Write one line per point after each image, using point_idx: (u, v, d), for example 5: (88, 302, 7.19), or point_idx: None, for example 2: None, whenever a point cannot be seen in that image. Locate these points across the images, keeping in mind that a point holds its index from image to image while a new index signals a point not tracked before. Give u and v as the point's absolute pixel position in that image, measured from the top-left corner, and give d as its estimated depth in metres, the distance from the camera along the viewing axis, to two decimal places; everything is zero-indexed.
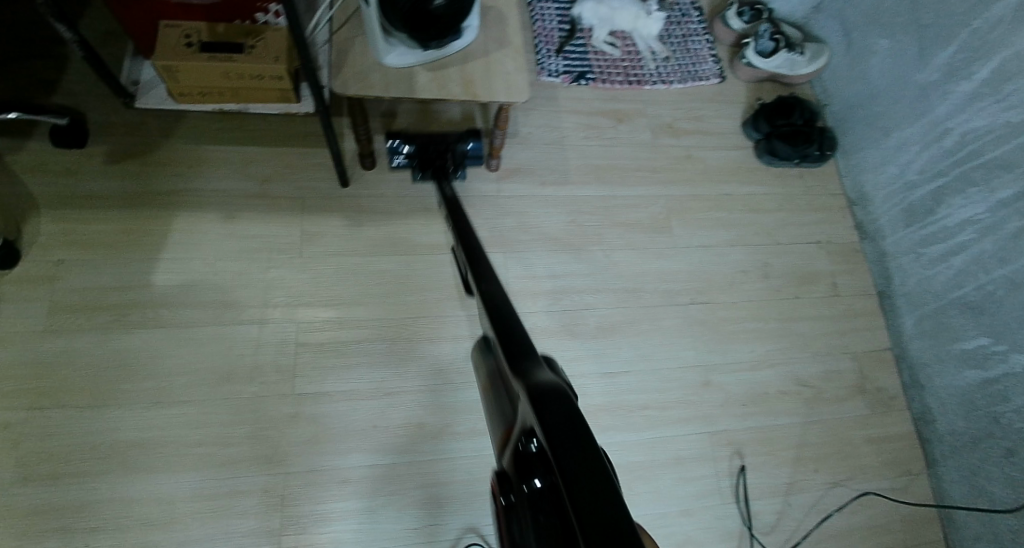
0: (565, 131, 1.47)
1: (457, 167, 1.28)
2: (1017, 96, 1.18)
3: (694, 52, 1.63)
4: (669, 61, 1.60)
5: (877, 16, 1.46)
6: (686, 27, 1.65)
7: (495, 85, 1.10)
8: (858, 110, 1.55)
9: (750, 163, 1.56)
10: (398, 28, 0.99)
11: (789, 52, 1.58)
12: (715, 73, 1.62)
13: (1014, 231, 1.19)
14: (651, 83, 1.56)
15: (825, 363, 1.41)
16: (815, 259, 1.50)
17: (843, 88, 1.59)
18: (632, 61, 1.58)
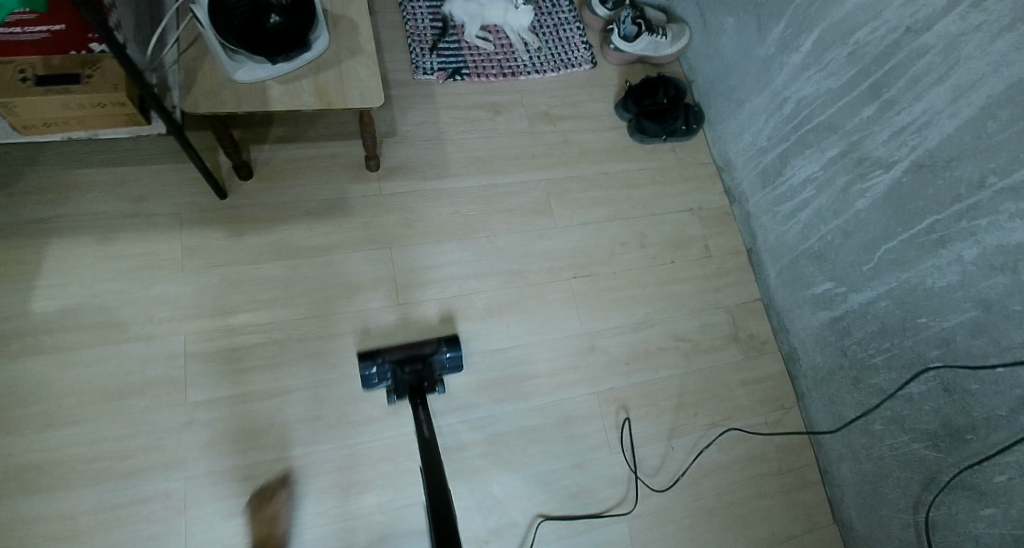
0: (443, 126, 1.53)
1: (436, 380, 1.25)
2: (834, 64, 1.31)
3: (565, 41, 1.70)
4: (542, 52, 1.67)
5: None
6: (557, 16, 1.72)
7: (350, 93, 1.17)
8: (717, 83, 1.67)
9: (624, 141, 1.67)
10: (241, 48, 1.07)
11: (652, 35, 1.67)
12: (587, 59, 1.70)
13: (843, 186, 1.34)
14: (526, 74, 1.63)
15: (700, 319, 1.54)
16: (688, 225, 1.63)
17: (703, 65, 1.71)
18: (507, 54, 1.64)
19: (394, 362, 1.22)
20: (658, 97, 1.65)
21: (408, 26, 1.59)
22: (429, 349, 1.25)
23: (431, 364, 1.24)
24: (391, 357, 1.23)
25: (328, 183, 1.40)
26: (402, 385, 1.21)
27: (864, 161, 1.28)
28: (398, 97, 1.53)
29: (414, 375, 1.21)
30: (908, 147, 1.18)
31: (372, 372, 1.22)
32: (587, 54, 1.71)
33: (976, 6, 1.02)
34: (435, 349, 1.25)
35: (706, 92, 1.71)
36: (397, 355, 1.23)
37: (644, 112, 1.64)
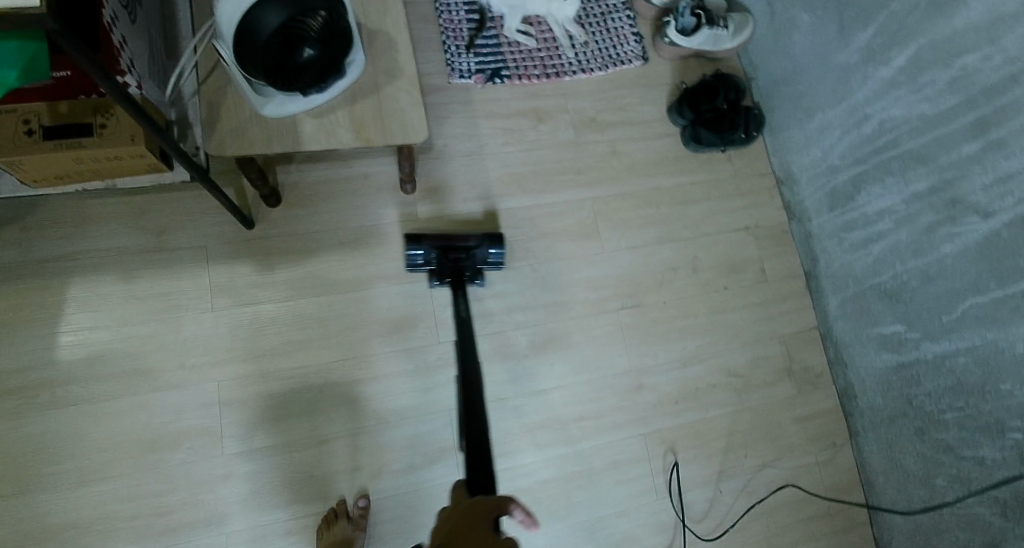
0: (482, 138, 1.40)
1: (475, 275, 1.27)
2: (932, 88, 1.14)
3: (614, 33, 1.52)
4: (588, 47, 1.49)
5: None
6: (605, 3, 1.53)
7: (388, 126, 1.04)
8: (783, 86, 1.49)
9: (678, 151, 1.53)
10: (274, 83, 0.92)
11: (711, 27, 1.48)
12: (638, 54, 1.52)
13: (927, 225, 1.21)
14: (571, 74, 1.47)
15: (753, 351, 1.45)
16: (743, 246, 1.51)
17: (768, 63, 1.52)
18: (549, 50, 1.47)
19: (437, 247, 1.24)
20: (717, 101, 1.48)
21: (441, 19, 1.44)
22: (473, 243, 1.24)
23: (473, 257, 1.25)
24: (433, 239, 1.23)
25: (362, 208, 1.29)
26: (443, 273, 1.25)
27: (956, 204, 1.14)
28: (431, 105, 1.39)
29: (453, 269, 1.24)
30: (1014, 198, 1.05)
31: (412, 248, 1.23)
32: (638, 48, 1.53)
33: None
34: (480, 247, 1.24)
35: (769, 94, 1.53)
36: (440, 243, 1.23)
37: (700, 119, 1.48)
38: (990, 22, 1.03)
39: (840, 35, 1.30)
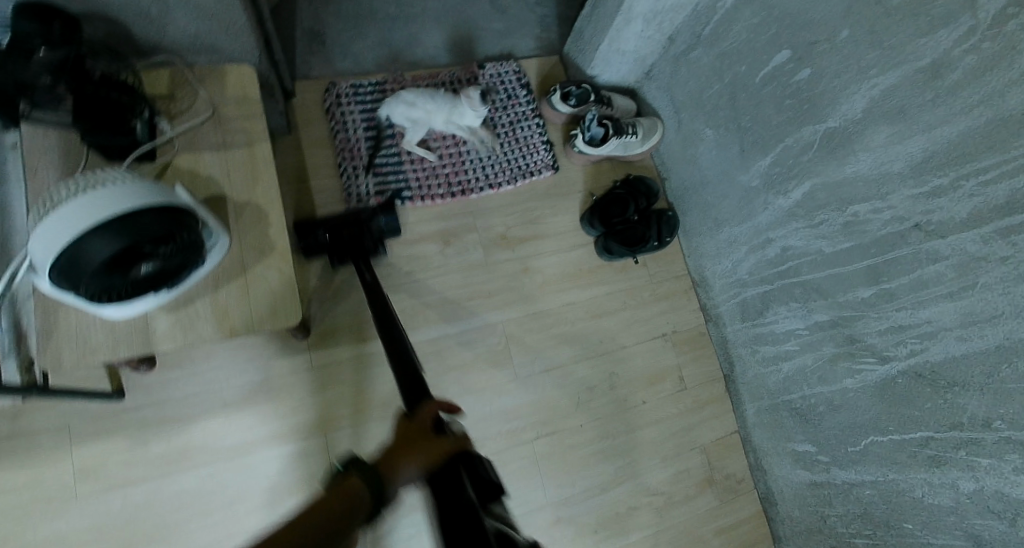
0: (382, 270, 1.33)
1: (376, 242, 1.23)
2: (829, 226, 1.13)
3: (524, 143, 1.46)
4: (496, 161, 1.44)
5: (700, 101, 1.36)
6: (514, 111, 1.47)
7: (257, 311, 0.96)
8: (692, 191, 1.47)
9: (591, 259, 1.48)
10: (101, 303, 0.82)
11: (622, 138, 1.45)
12: (548, 164, 1.47)
13: (830, 356, 1.20)
14: (479, 190, 1.41)
15: (674, 465, 1.43)
16: (661, 355, 1.48)
17: (677, 166, 1.50)
18: (455, 166, 1.41)
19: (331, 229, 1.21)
20: (622, 210, 1.46)
21: (338, 139, 1.34)
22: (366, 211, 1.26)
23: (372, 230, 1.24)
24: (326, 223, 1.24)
25: (249, 362, 1.21)
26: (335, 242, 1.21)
27: (855, 342, 1.14)
28: None
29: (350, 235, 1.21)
30: (907, 349, 1.05)
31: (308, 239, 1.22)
32: (550, 156, 1.48)
33: (1003, 235, 0.87)
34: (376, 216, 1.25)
35: (681, 197, 1.51)
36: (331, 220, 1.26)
37: (609, 229, 1.45)
38: (878, 177, 1.02)
39: (742, 159, 1.29)
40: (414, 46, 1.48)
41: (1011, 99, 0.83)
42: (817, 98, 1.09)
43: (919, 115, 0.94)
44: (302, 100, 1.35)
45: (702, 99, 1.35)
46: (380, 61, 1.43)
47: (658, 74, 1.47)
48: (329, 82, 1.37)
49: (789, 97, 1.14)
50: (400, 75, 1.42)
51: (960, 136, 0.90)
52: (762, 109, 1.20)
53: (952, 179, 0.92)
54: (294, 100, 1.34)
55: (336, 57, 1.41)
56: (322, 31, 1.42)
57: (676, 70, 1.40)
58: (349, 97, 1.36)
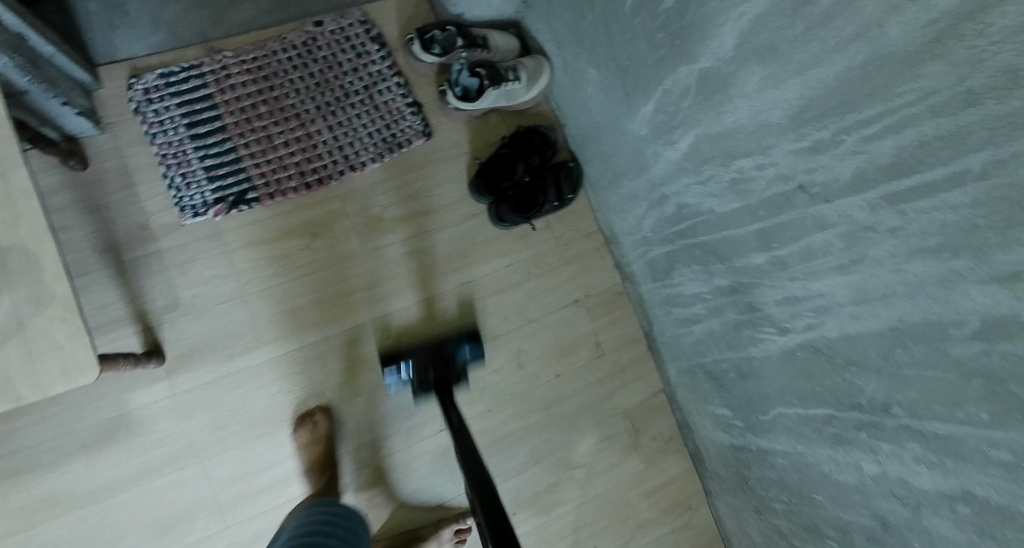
0: (241, 276, 1.18)
1: (457, 379, 1.21)
2: (716, 182, 0.99)
3: (383, 110, 1.29)
4: (354, 136, 1.27)
5: (579, 36, 1.15)
6: (368, 72, 1.29)
7: (43, 373, 0.80)
8: (590, 140, 1.30)
9: (486, 227, 1.34)
10: None
11: (501, 88, 1.25)
12: (419, 131, 1.30)
13: (735, 322, 1.08)
14: (338, 175, 1.25)
15: (596, 434, 1.34)
16: (575, 323, 1.36)
17: (572, 112, 1.31)
18: (306, 150, 1.24)
19: (416, 365, 1.17)
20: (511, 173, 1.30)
21: (157, 145, 1.17)
22: (450, 347, 1.21)
23: (455, 366, 1.20)
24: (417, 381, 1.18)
25: (103, 397, 1.08)
26: (428, 385, 1.17)
27: (755, 310, 1.01)
28: (167, 250, 1.16)
29: (438, 376, 1.17)
30: (803, 321, 0.92)
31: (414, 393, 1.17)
32: (418, 121, 1.31)
33: (891, 201, 0.71)
34: (455, 348, 1.21)
35: (580, 146, 1.34)
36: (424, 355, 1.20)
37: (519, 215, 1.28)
38: (758, 128, 0.85)
39: (631, 105, 1.10)
40: (246, 5, 1.26)
41: (892, 31, 0.63)
42: (687, 32, 0.90)
43: (791, 53, 0.75)
44: (106, 91, 1.17)
45: (580, 32, 1.14)
46: (208, 32, 1.24)
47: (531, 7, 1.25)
48: (132, 75, 1.18)
49: (660, 30, 0.94)
50: (218, 52, 1.23)
51: (836, 81, 0.71)
52: (637, 43, 1.01)
53: (832, 132, 0.74)
54: (103, 93, 1.17)
55: (150, 31, 1.20)
56: (127, 1, 1.19)
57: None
58: (161, 90, 1.18)
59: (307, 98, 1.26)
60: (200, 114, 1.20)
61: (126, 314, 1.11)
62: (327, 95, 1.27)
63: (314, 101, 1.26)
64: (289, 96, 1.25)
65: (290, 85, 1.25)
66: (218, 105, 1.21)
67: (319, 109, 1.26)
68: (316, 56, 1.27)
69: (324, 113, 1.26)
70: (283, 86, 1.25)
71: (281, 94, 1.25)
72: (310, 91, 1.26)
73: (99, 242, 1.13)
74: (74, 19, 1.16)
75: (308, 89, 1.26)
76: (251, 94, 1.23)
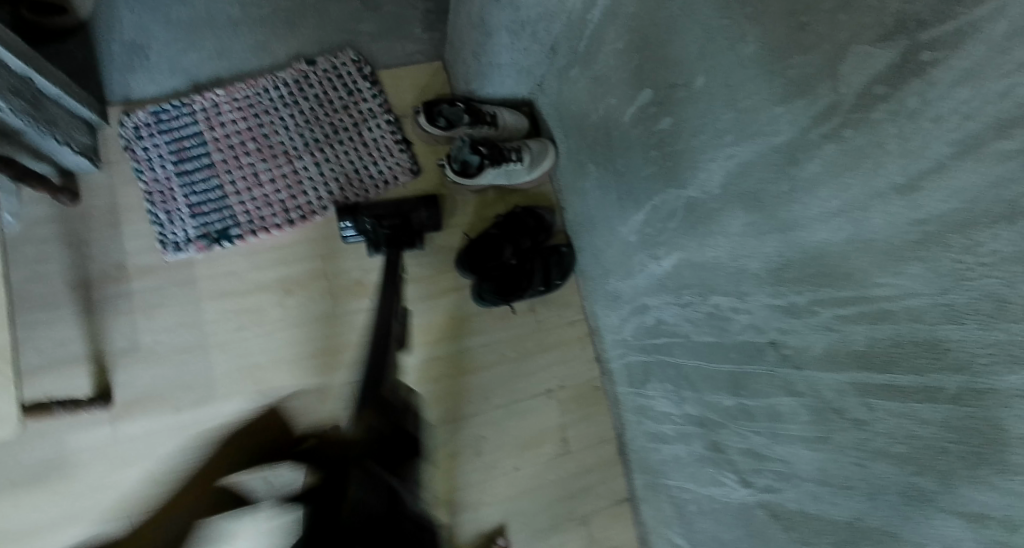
0: (206, 326, 1.16)
1: (414, 238, 1.22)
2: (693, 309, 0.92)
3: (372, 147, 1.29)
4: (340, 172, 1.27)
5: (589, 126, 1.12)
6: (358, 110, 1.30)
7: None
8: (585, 228, 1.26)
9: (466, 302, 1.30)
10: None
11: (500, 169, 1.25)
12: (407, 168, 1.30)
13: (700, 456, 1.00)
14: (322, 210, 1.24)
15: (548, 538, 1.27)
16: (544, 414, 1.30)
17: (572, 196, 1.29)
18: (292, 187, 1.24)
19: (373, 217, 1.19)
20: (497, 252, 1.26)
21: (143, 181, 1.18)
22: (411, 209, 1.24)
23: (412, 222, 1.22)
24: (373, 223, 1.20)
25: (43, 435, 1.07)
26: (381, 239, 1.18)
27: (719, 451, 0.93)
28: (137, 292, 1.15)
29: (392, 227, 1.19)
30: (764, 480, 0.84)
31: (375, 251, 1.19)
32: (406, 156, 1.30)
33: (861, 391, 0.63)
34: (414, 209, 1.24)
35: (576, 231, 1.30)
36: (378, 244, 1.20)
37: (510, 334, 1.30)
38: (735, 272, 0.80)
39: (625, 209, 1.06)
40: (262, 56, 1.27)
41: (875, 217, 0.57)
42: (678, 156, 0.86)
43: (774, 209, 0.69)
44: (112, 130, 1.19)
45: (590, 121, 1.11)
46: (219, 76, 1.25)
47: (548, 86, 1.24)
48: (125, 113, 1.19)
49: (654, 147, 0.91)
50: (210, 90, 1.23)
51: (812, 251, 0.65)
52: (632, 153, 0.98)
53: (807, 301, 0.68)
54: (106, 130, 1.19)
55: (163, 72, 1.22)
56: (146, 42, 1.22)
57: (566, 83, 1.16)
58: (151, 127, 1.19)
59: (295, 135, 1.26)
60: (188, 150, 1.21)
61: (83, 354, 1.11)
62: (317, 132, 1.27)
63: (303, 138, 1.26)
64: (277, 134, 1.25)
65: (279, 122, 1.26)
66: (207, 142, 1.22)
67: (307, 146, 1.26)
68: (307, 93, 1.27)
69: (312, 149, 1.26)
70: (272, 123, 1.25)
71: (270, 131, 1.25)
72: (299, 128, 1.26)
73: (71, 277, 1.13)
74: (94, 56, 1.20)
75: (297, 126, 1.26)
76: (240, 130, 1.23)
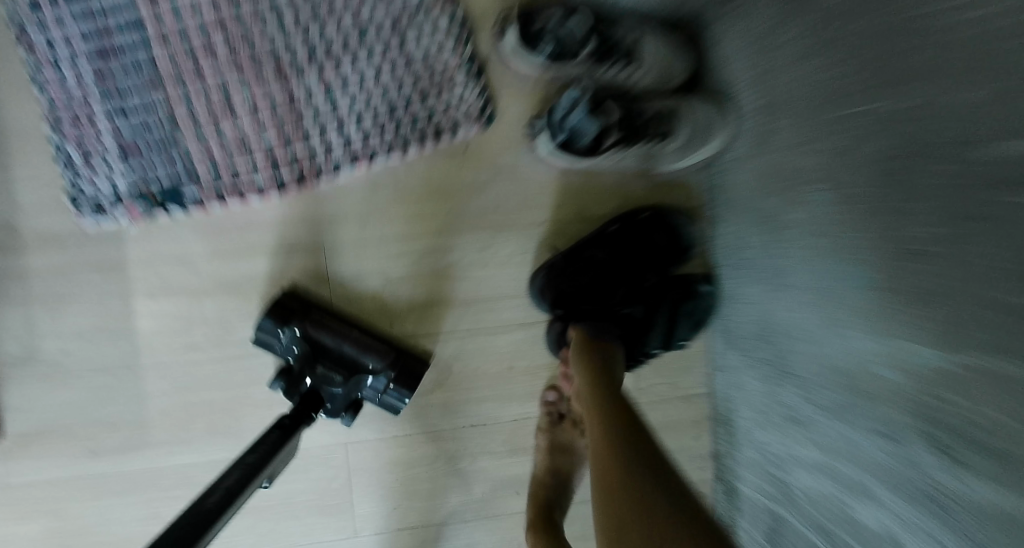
0: (139, 339, 0.76)
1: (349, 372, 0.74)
2: None
3: (420, 68, 0.77)
4: (364, 108, 0.77)
5: (827, 121, 0.57)
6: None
7: None
8: (754, 280, 0.75)
9: (534, 347, 0.85)
10: None
11: (636, 147, 0.75)
12: (473, 110, 0.79)
13: None
14: (331, 170, 0.77)
15: None
16: None
17: (744, 218, 0.76)
18: (285, 127, 0.75)
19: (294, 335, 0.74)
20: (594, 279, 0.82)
21: (40, 86, 0.70)
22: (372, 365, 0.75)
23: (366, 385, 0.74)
24: (359, 341, 0.75)
25: None
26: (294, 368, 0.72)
27: None
28: (32, 273, 0.73)
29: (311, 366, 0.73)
30: None
31: (321, 384, 0.72)
32: (473, 93, 0.79)
33: None
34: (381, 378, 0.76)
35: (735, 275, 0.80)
36: (363, 369, 0.74)
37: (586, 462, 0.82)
38: None
39: (862, 320, 0.55)
40: None
41: None
42: None
43: None
44: None
45: (842, 116, 0.55)
46: None
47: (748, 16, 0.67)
48: None
49: None
50: None
51: None
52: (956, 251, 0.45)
53: None
54: None
55: None
56: None
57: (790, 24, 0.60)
58: None
59: (293, 30, 0.74)
60: (114, 37, 0.71)
61: None
62: (331, 31, 0.75)
63: (306, 37, 0.74)
64: (264, 25, 0.73)
65: (268, 4, 0.73)
66: (144, 26, 0.71)
67: (312, 53, 0.75)
68: None
69: (320, 60, 0.75)
70: (255, 4, 0.73)
71: (251, 18, 0.73)
72: (301, 19, 0.74)
73: None
74: None
75: (297, 16, 0.74)
76: (201, 12, 0.72)
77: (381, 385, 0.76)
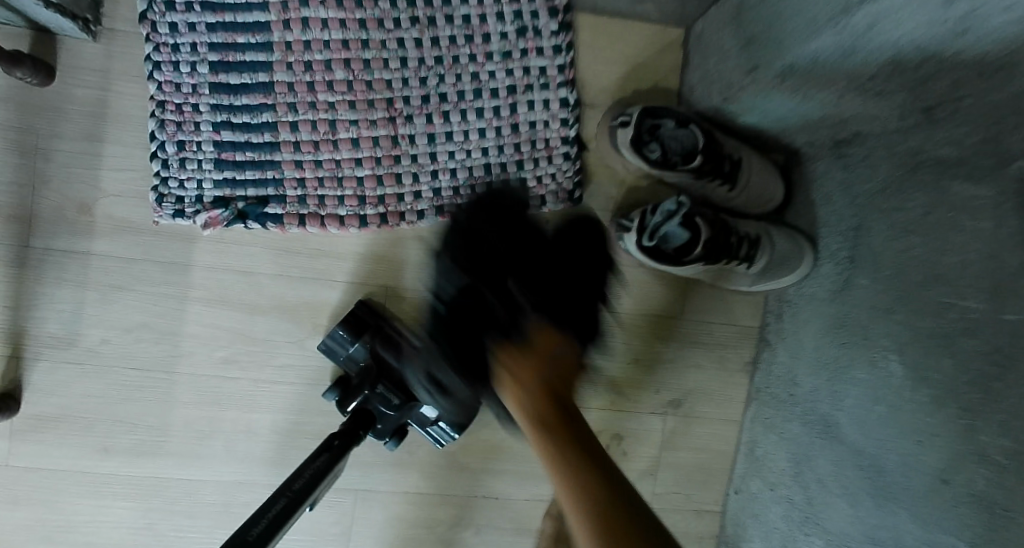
0: (184, 346, 0.74)
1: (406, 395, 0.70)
2: None
3: (525, 137, 0.77)
4: (462, 163, 0.76)
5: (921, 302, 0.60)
6: (525, 67, 0.76)
7: None
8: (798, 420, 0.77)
9: None
10: None
11: (716, 263, 0.74)
12: (566, 187, 0.78)
13: None
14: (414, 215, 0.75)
15: None
16: None
17: (801, 360, 0.77)
18: (381, 164, 0.75)
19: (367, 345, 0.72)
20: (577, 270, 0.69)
21: (156, 81, 0.69)
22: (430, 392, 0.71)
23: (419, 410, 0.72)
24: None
25: None
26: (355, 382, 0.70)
27: None
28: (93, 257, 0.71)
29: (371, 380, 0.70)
30: None
31: (376, 403, 0.69)
32: (567, 170, 0.78)
33: None
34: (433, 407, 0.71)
35: (776, 407, 0.82)
36: (420, 396, 0.71)
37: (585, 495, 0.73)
38: None
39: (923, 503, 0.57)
40: None
41: None
42: None
43: None
44: None
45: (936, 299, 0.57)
46: None
47: (856, 172, 0.71)
48: None
49: None
50: None
51: None
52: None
53: None
54: None
55: None
56: None
57: (894, 203, 0.65)
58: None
59: (413, 76, 0.74)
60: (239, 51, 0.70)
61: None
62: (447, 84, 0.75)
63: (424, 86, 0.75)
64: (386, 65, 0.74)
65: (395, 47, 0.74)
66: (273, 45, 0.71)
67: (425, 101, 0.75)
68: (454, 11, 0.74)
69: (432, 110, 0.75)
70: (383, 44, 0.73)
71: (376, 56, 0.73)
72: (423, 68, 0.74)
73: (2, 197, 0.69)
74: None
75: (420, 64, 0.74)
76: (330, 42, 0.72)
77: (433, 415, 0.73)
